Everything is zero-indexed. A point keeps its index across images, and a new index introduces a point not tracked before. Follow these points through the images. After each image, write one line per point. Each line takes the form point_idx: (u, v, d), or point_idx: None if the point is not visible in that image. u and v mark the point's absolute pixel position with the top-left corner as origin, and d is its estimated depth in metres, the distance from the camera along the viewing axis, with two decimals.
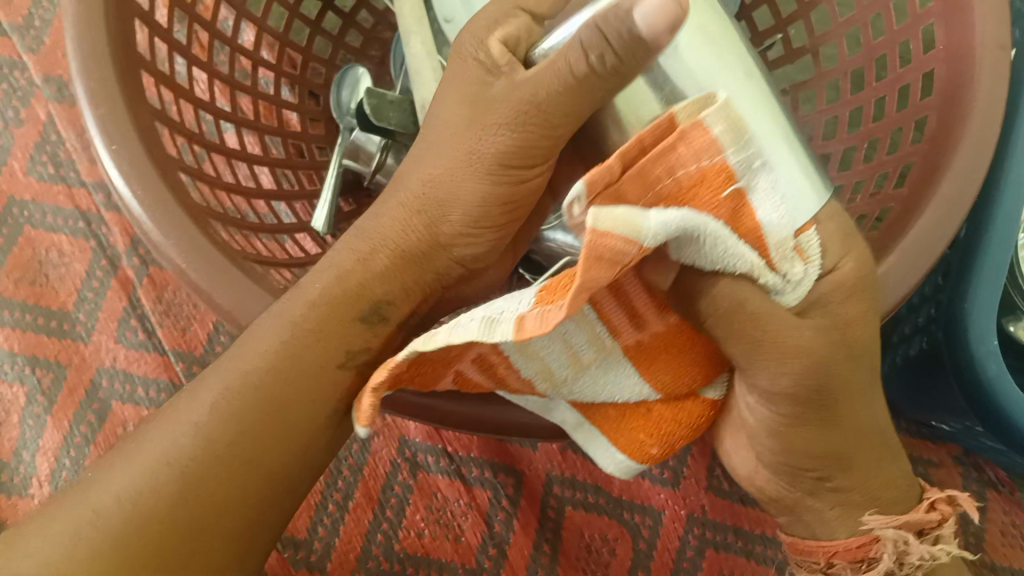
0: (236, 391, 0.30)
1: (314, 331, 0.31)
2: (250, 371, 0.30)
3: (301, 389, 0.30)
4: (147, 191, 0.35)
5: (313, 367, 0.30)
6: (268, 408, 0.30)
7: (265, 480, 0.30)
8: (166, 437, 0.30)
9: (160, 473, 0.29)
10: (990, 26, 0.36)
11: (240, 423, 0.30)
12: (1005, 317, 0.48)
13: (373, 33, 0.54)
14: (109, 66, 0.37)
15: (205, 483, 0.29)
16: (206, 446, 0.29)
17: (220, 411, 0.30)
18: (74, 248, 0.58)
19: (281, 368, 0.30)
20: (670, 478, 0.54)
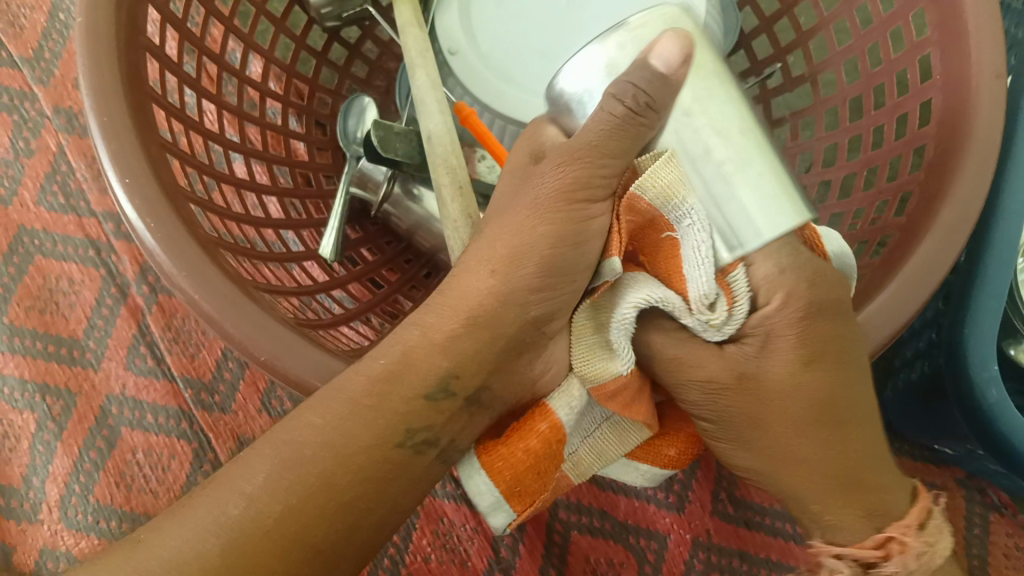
0: (297, 453, 0.29)
1: (375, 400, 0.30)
2: (314, 436, 0.29)
3: (360, 455, 0.30)
4: (160, 226, 0.36)
5: (376, 436, 0.30)
6: (328, 487, 0.29)
7: (328, 538, 0.29)
8: (219, 496, 0.29)
9: (210, 549, 0.28)
10: (987, 57, 0.37)
11: (302, 508, 0.29)
12: (1006, 342, 0.48)
13: (378, 62, 0.55)
14: (120, 103, 0.38)
15: (260, 544, 0.28)
16: (259, 512, 0.28)
17: (279, 491, 0.29)
18: (83, 276, 0.59)
19: (345, 433, 0.30)
20: (675, 502, 0.54)
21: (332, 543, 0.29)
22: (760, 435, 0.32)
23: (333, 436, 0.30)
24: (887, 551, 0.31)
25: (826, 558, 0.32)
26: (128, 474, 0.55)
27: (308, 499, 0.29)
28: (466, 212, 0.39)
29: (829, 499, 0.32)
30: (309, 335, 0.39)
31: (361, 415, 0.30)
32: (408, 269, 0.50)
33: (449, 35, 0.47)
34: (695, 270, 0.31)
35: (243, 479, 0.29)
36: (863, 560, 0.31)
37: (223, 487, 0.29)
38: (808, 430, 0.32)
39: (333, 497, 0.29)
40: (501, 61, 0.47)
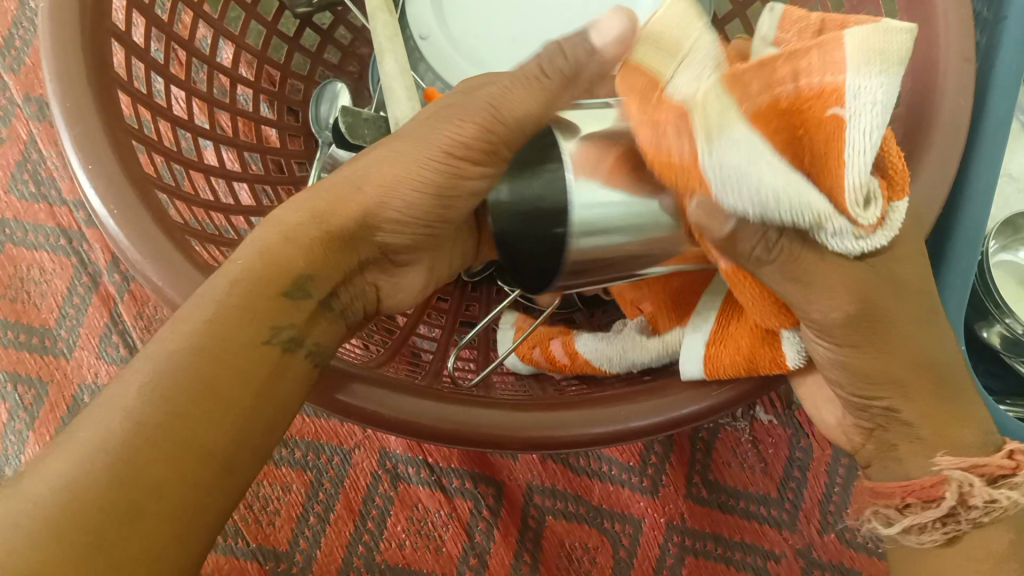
0: (176, 344, 0.27)
1: (241, 311, 0.28)
2: (189, 326, 0.27)
3: (236, 335, 0.28)
4: (123, 210, 0.36)
5: (245, 311, 0.28)
6: (203, 385, 0.26)
7: (224, 423, 0.26)
8: (108, 398, 0.26)
9: (91, 456, 0.24)
10: (954, 41, 0.37)
11: (180, 403, 0.26)
12: (979, 324, 0.49)
13: (351, 49, 0.55)
14: (83, 88, 0.37)
15: (160, 428, 0.25)
16: (150, 408, 0.25)
17: (151, 386, 0.26)
18: (55, 265, 0.58)
19: (219, 314, 0.28)
20: (649, 486, 0.55)
21: (221, 442, 0.26)
22: (890, 353, 0.32)
23: (198, 333, 0.27)
24: (1017, 462, 0.31)
25: (954, 472, 0.31)
26: None
27: (183, 391, 0.26)
28: None
29: (921, 403, 0.33)
30: None
31: (236, 321, 0.28)
32: None
33: (421, 21, 0.47)
34: (867, 124, 0.28)
35: (109, 399, 0.25)
36: (994, 473, 0.31)
37: (88, 413, 0.25)
38: (919, 322, 0.32)
39: (213, 397, 0.27)
40: (475, 48, 0.47)
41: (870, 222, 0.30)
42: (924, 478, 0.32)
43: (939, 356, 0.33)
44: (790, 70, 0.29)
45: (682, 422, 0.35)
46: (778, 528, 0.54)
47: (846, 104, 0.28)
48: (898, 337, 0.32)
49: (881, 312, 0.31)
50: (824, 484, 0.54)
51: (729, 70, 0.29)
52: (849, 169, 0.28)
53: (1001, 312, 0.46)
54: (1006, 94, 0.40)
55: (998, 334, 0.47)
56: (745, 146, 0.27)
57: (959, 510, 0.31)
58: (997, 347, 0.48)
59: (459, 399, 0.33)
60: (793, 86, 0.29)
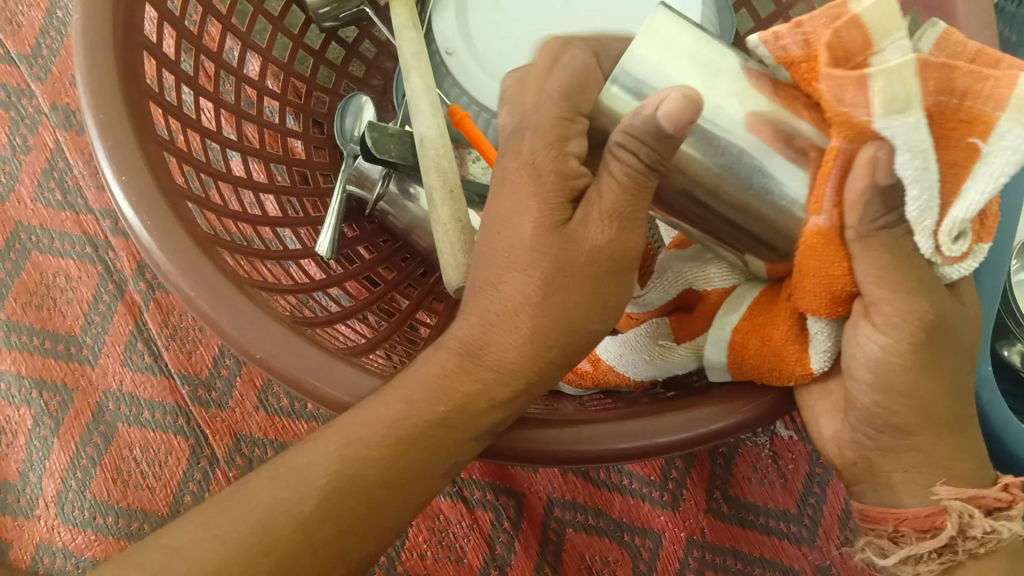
0: (363, 454, 0.29)
1: (425, 442, 0.29)
2: (376, 437, 0.29)
3: (415, 459, 0.29)
4: (156, 223, 0.36)
5: (435, 440, 0.30)
6: (357, 496, 0.28)
7: (374, 536, 0.29)
8: (286, 482, 0.28)
9: (249, 529, 0.27)
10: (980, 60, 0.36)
11: (341, 514, 0.28)
12: (999, 343, 0.49)
13: (375, 62, 0.55)
14: (117, 101, 0.38)
15: (320, 535, 0.28)
16: (315, 515, 0.28)
17: (325, 485, 0.28)
18: (80, 273, 0.59)
19: (409, 436, 0.29)
20: (669, 501, 0.55)
21: (342, 549, 0.28)
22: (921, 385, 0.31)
23: (378, 445, 0.29)
24: (1012, 496, 0.30)
25: (949, 501, 0.30)
26: (124, 470, 0.55)
27: (347, 503, 0.28)
28: (455, 217, 0.39)
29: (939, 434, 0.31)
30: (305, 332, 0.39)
31: (408, 444, 0.29)
32: (405, 268, 0.51)
33: (446, 36, 0.48)
34: (980, 180, 0.27)
35: (292, 474, 0.29)
36: (991, 505, 0.30)
37: (265, 488, 0.28)
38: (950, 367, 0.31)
39: (369, 508, 0.29)
40: (500, 62, 0.47)
41: (953, 257, 0.29)
42: (919, 509, 0.31)
43: (956, 388, 0.32)
44: (965, 86, 0.26)
45: (712, 437, 0.34)
46: (797, 544, 0.54)
47: (988, 139, 0.27)
48: (933, 358, 0.30)
49: (934, 322, 0.30)
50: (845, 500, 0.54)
51: (923, 59, 0.26)
52: (956, 205, 0.28)
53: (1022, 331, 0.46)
54: None
55: (1019, 353, 0.47)
56: (921, 144, 0.27)
57: (956, 540, 0.30)
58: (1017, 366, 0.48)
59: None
60: (956, 102, 0.26)
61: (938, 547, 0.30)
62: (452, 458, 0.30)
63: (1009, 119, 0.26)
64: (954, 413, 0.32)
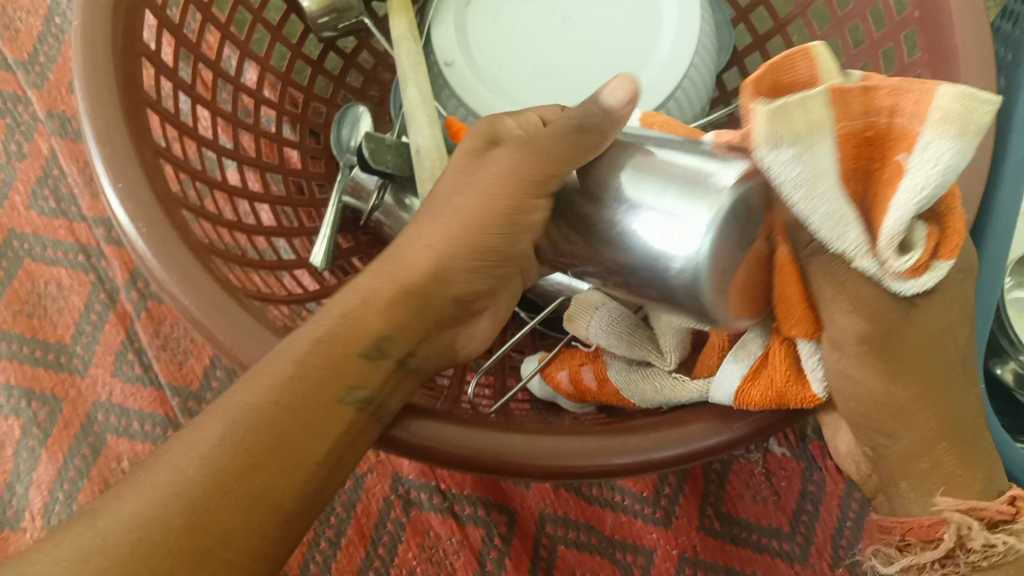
0: (261, 392, 0.29)
1: (319, 367, 0.30)
2: (268, 373, 0.29)
3: (314, 389, 0.29)
4: (151, 230, 0.36)
5: (327, 370, 0.30)
6: (269, 431, 0.28)
7: (292, 473, 0.28)
8: (192, 441, 0.28)
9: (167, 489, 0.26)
10: (977, 80, 0.37)
11: (250, 449, 0.28)
12: (993, 361, 0.49)
13: (373, 73, 0.55)
14: (115, 107, 0.38)
15: (235, 476, 0.27)
16: (227, 459, 0.27)
17: (226, 429, 0.28)
18: (72, 281, 0.58)
19: (301, 368, 0.29)
20: (662, 518, 0.54)
21: (268, 484, 0.28)
22: (909, 396, 0.31)
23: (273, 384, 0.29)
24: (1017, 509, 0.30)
25: (949, 510, 0.30)
26: (113, 482, 0.54)
27: (255, 438, 0.28)
28: None
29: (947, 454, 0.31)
30: None
31: (299, 376, 0.29)
32: None
33: (445, 48, 0.47)
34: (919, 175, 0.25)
35: (195, 434, 0.28)
36: (994, 518, 0.30)
37: (170, 452, 0.28)
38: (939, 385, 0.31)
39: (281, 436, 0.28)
40: (497, 76, 0.47)
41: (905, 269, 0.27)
42: (921, 518, 0.31)
43: (959, 399, 0.31)
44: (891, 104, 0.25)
45: (701, 454, 0.34)
46: (790, 562, 0.54)
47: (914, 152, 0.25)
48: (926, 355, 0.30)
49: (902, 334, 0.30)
50: (838, 517, 0.54)
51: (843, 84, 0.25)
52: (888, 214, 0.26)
53: (1016, 350, 0.46)
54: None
55: (1012, 371, 0.48)
56: (820, 169, 0.25)
57: (957, 553, 0.30)
58: (1010, 384, 0.48)
59: (487, 427, 0.33)
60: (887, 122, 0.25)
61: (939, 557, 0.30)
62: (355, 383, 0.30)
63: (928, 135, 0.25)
64: (957, 424, 0.31)
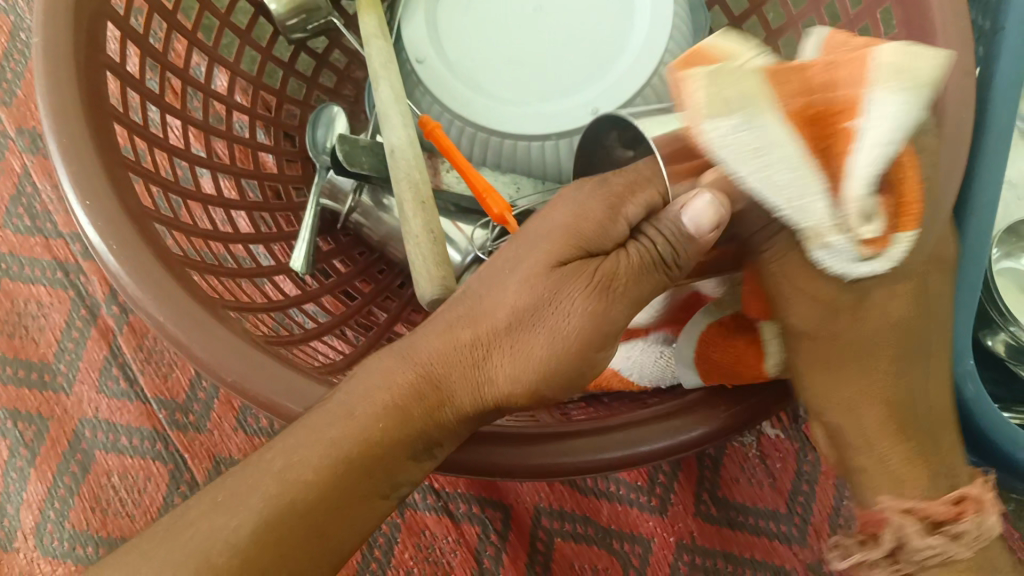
0: (301, 484, 0.28)
1: (363, 468, 0.29)
2: (314, 463, 0.28)
3: (355, 485, 0.29)
4: (123, 245, 0.35)
5: (370, 467, 0.29)
6: (342, 468, 0.29)
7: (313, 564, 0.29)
8: (223, 521, 0.28)
9: (251, 510, 0.28)
10: (955, 51, 0.36)
11: (284, 544, 0.28)
12: (983, 332, 0.49)
13: (346, 72, 0.54)
14: (80, 123, 0.37)
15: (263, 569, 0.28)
16: (258, 549, 0.28)
17: (314, 456, 0.29)
18: (52, 299, 0.58)
19: (349, 466, 0.29)
20: (657, 506, 0.54)
21: (326, 517, 0.29)
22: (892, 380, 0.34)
23: (357, 415, 0.29)
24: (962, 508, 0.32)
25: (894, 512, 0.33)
26: (104, 498, 0.54)
27: (311, 499, 0.28)
28: (428, 227, 0.38)
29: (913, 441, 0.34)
30: (277, 350, 0.38)
31: (376, 399, 0.30)
32: (383, 280, 0.49)
33: (416, 45, 0.47)
34: (873, 133, 0.29)
35: (225, 513, 0.28)
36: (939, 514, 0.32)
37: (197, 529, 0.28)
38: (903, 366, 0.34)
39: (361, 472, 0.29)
40: (470, 69, 0.46)
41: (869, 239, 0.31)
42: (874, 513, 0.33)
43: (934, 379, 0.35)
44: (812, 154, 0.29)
45: (687, 447, 0.34)
46: (789, 544, 0.54)
47: (867, 114, 0.29)
48: (848, 316, 0.33)
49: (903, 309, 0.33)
50: (834, 497, 0.54)
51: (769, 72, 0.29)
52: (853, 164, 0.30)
53: (1005, 320, 0.46)
54: (1004, 104, 0.40)
55: (1002, 342, 0.47)
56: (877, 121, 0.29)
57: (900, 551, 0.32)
58: (1002, 355, 0.48)
59: (484, 436, 0.33)
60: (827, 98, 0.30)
61: (887, 555, 0.32)
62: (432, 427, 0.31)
63: (877, 92, 0.29)
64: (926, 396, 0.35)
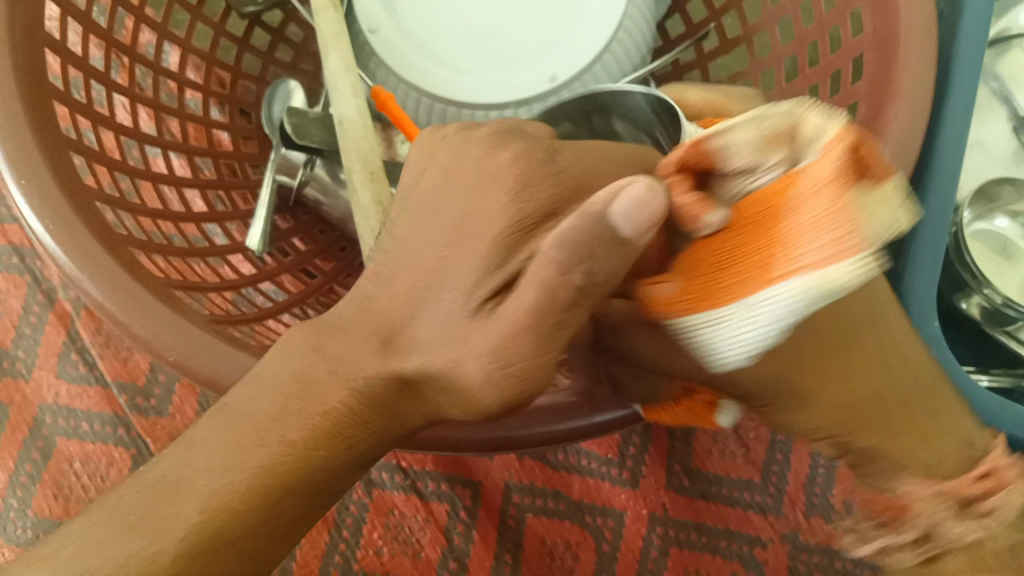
0: (252, 438, 0.26)
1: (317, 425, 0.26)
2: (267, 422, 0.26)
3: (313, 455, 0.26)
4: (60, 225, 0.34)
5: (323, 439, 0.26)
6: (266, 485, 0.25)
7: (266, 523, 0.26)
8: (186, 469, 0.25)
9: (173, 536, 0.25)
10: (914, 9, 0.36)
11: (245, 511, 0.25)
12: (956, 297, 0.48)
13: (303, 46, 0.53)
14: (15, 101, 0.35)
15: (213, 537, 0.25)
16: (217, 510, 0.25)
17: (249, 450, 0.25)
18: (9, 284, 0.57)
19: (298, 430, 0.26)
20: (629, 479, 0.54)
21: (250, 541, 0.26)
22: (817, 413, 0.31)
23: (279, 422, 0.26)
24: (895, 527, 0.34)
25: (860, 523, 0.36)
26: (66, 485, 0.53)
27: (270, 459, 0.25)
28: (377, 201, 0.37)
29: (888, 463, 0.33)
30: (224, 330, 0.37)
31: (296, 399, 0.26)
32: (341, 257, 0.48)
33: (369, 14, 0.45)
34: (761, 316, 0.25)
35: (189, 461, 0.26)
36: (888, 536, 0.35)
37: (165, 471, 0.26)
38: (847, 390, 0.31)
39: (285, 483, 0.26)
40: (426, 39, 0.45)
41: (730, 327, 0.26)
42: (886, 499, 0.35)
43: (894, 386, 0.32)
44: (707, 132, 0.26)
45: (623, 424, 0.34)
46: (762, 513, 0.53)
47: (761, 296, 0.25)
48: (820, 344, 0.30)
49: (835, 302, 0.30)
50: (808, 466, 0.54)
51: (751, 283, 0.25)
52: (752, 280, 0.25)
53: (977, 284, 0.45)
54: (970, 60, 0.39)
55: (976, 304, 0.47)
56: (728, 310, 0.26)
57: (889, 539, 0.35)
58: (977, 318, 0.48)
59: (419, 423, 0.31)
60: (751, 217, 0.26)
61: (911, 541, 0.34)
62: (377, 433, 0.27)
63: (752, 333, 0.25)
64: (875, 416, 0.32)
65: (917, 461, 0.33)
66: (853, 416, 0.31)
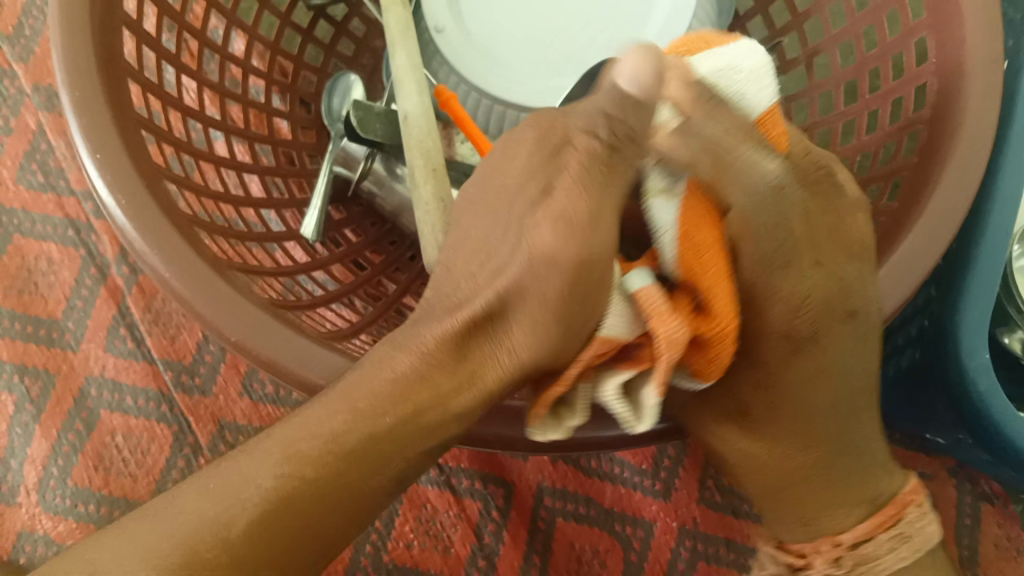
0: (313, 427, 0.26)
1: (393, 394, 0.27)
2: (339, 401, 0.26)
3: (379, 426, 0.26)
4: (131, 203, 0.35)
5: (397, 411, 0.27)
6: (340, 455, 0.25)
7: (329, 509, 0.25)
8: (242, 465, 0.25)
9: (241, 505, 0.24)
10: (983, 42, 0.36)
11: (305, 495, 0.25)
12: (1000, 330, 0.48)
13: (365, 40, 0.53)
14: (93, 79, 0.36)
15: (273, 520, 0.24)
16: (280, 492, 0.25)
17: (320, 427, 0.26)
18: (62, 256, 0.58)
19: (365, 405, 0.26)
20: (661, 491, 0.54)
21: (297, 533, 0.25)
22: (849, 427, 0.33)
23: (353, 394, 0.26)
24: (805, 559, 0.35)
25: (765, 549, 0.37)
26: (106, 457, 0.55)
27: (344, 427, 0.26)
28: (437, 196, 0.38)
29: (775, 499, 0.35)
30: (283, 314, 0.37)
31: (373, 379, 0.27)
32: (392, 252, 0.49)
33: (434, 13, 0.46)
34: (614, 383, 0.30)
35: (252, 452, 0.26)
36: (790, 563, 0.35)
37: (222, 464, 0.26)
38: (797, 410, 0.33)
39: (372, 430, 0.26)
40: (488, 41, 0.46)
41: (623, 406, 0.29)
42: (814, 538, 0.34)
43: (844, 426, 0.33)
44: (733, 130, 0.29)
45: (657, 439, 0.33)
46: None
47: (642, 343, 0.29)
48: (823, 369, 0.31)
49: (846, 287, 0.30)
50: None
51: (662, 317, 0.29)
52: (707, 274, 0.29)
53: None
54: None
55: (1019, 341, 0.47)
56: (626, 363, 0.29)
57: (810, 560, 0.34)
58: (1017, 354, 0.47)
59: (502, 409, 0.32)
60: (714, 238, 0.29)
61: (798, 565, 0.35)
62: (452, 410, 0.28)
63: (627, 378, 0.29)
64: (819, 441, 0.33)
65: (854, 519, 0.34)
66: (835, 451, 0.34)
